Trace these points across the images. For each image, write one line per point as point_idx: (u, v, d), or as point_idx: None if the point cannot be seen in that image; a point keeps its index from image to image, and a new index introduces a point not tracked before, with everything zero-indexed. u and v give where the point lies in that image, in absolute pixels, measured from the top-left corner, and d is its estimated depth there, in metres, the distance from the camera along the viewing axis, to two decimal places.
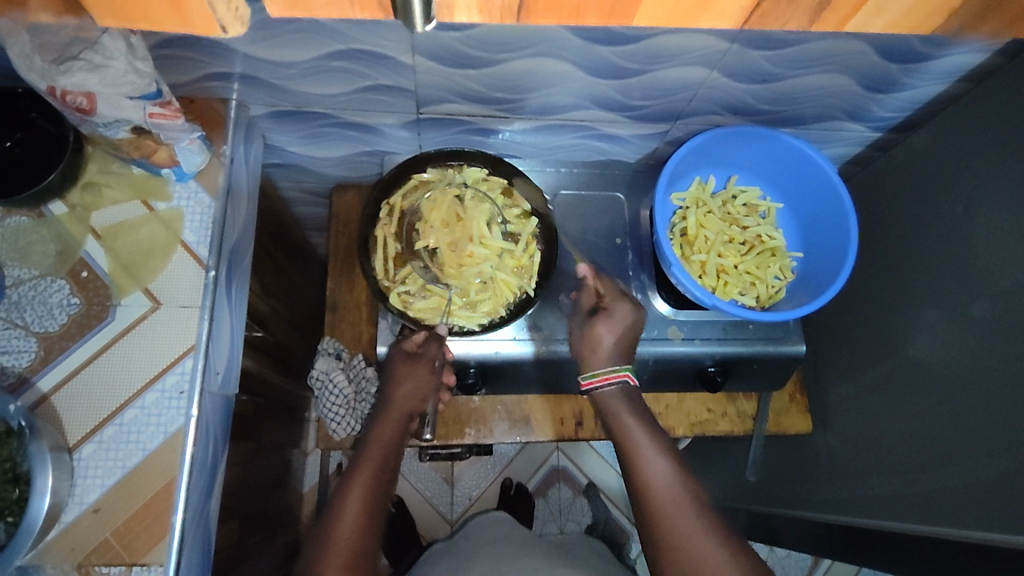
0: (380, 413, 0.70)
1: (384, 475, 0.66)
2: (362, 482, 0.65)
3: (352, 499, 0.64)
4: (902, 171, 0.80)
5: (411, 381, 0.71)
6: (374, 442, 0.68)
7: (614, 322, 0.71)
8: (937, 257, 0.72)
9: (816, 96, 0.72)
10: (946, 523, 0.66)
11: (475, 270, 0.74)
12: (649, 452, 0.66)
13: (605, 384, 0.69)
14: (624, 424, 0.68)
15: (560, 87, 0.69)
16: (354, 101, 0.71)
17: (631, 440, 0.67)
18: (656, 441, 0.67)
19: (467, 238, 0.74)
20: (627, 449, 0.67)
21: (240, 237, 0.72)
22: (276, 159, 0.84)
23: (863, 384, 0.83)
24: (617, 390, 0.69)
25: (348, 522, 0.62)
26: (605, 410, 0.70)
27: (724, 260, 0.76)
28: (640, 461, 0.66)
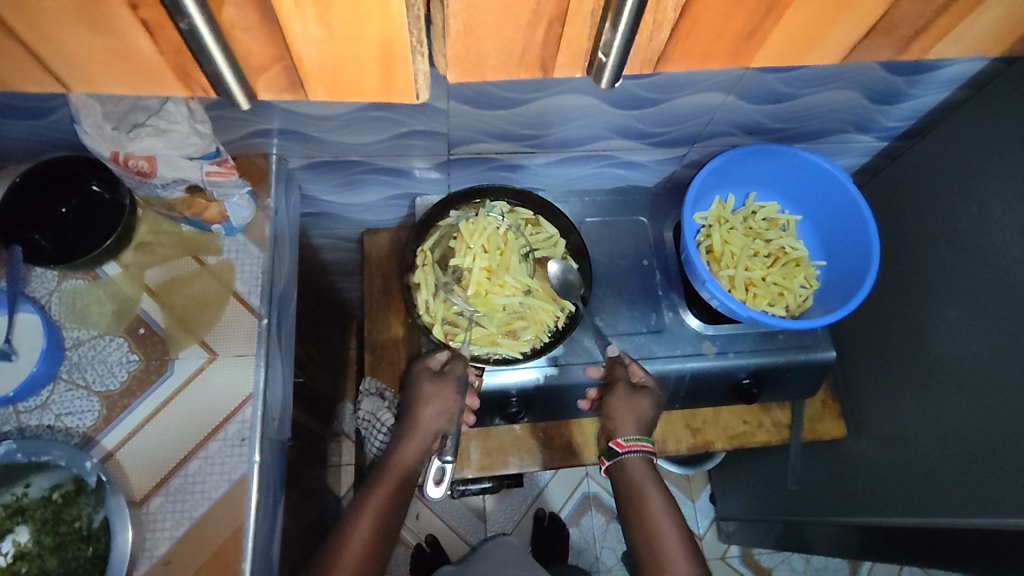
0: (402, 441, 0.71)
1: (398, 499, 0.68)
2: (375, 506, 0.66)
3: (364, 520, 0.65)
4: (911, 178, 0.83)
5: (437, 404, 0.72)
6: (392, 467, 0.69)
7: (641, 400, 0.75)
8: (955, 256, 0.75)
9: (826, 113, 0.76)
10: (986, 513, 0.67)
11: (505, 299, 0.74)
12: (664, 523, 0.70)
13: (640, 454, 0.74)
14: (640, 488, 0.72)
15: (584, 121, 0.73)
16: (388, 147, 0.74)
17: (648, 510, 0.70)
18: (671, 513, 0.71)
19: (504, 268, 0.75)
20: (641, 517, 0.70)
21: (286, 285, 0.74)
22: (310, 207, 0.87)
23: (893, 385, 0.85)
24: (650, 464, 0.74)
25: (356, 546, 0.64)
26: (620, 472, 0.74)
27: (752, 273, 0.79)
28: (656, 533, 0.69)
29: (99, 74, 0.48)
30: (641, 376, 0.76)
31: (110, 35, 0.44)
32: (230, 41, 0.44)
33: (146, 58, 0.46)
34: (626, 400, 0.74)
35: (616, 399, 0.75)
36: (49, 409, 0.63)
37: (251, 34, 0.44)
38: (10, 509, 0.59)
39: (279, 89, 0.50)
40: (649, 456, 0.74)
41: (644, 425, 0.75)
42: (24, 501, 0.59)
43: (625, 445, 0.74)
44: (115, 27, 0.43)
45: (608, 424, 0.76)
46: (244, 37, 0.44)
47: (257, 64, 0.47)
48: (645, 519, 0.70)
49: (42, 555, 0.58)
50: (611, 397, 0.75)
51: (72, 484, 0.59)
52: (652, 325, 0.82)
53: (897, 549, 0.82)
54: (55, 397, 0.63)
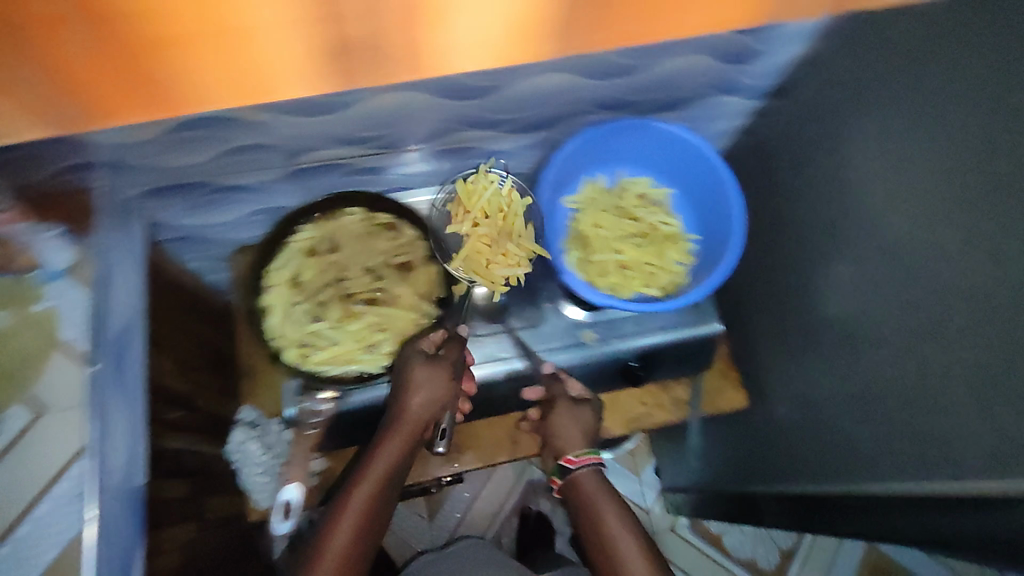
0: (371, 446, 0.66)
1: (380, 500, 0.64)
2: (348, 516, 0.62)
3: (340, 532, 0.61)
4: (781, 135, 0.79)
5: (428, 390, 0.65)
6: (375, 466, 0.64)
7: (581, 411, 0.75)
8: (822, 215, 0.71)
9: (681, 79, 0.72)
10: (865, 480, 0.65)
11: (363, 320, 0.71)
12: (623, 536, 0.68)
13: (590, 467, 0.73)
14: (594, 505, 0.70)
15: (422, 115, 0.69)
16: (223, 165, 0.70)
17: (603, 526, 0.69)
18: (629, 526, 0.69)
19: (359, 290, 0.73)
20: (599, 537, 0.69)
21: (129, 323, 0.69)
22: (170, 234, 0.83)
23: (784, 353, 0.82)
24: (601, 476, 0.73)
25: (330, 562, 0.60)
26: (575, 492, 0.73)
27: (622, 255, 0.75)
28: (615, 548, 0.68)
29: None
30: (579, 389, 0.76)
31: None
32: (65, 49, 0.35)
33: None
34: (568, 413, 0.74)
35: (559, 413, 0.74)
36: None
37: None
38: None
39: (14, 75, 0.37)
40: (600, 467, 0.74)
41: (590, 435, 0.75)
42: None
43: (578, 459, 0.73)
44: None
45: (555, 442, 0.75)
46: None
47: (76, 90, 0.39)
48: (604, 537, 0.69)
49: None
50: (554, 413, 0.74)
51: None
52: (529, 320, 0.79)
53: (794, 517, 0.81)
54: None
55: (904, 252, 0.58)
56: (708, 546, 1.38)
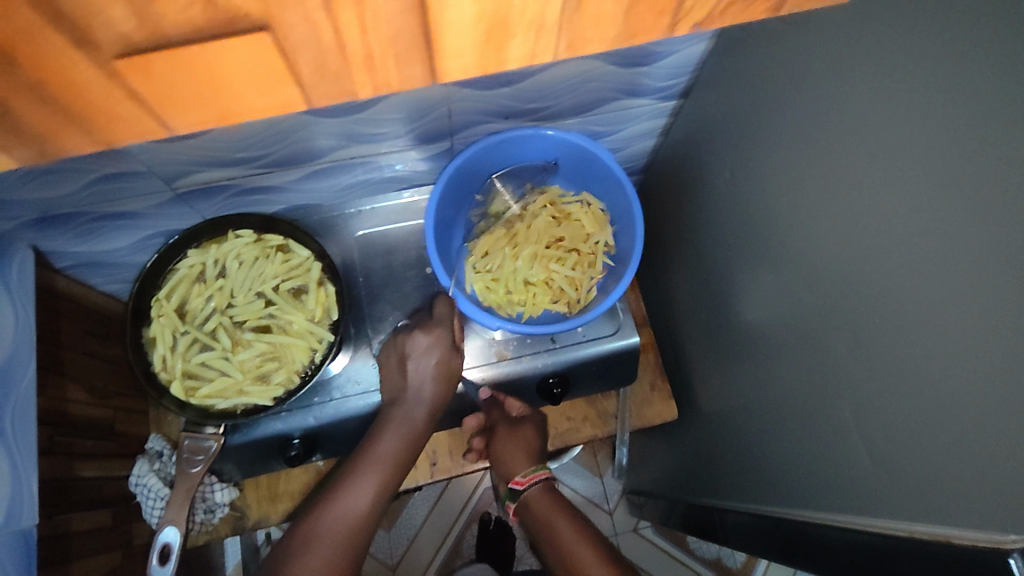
0: (366, 449, 0.69)
1: (391, 470, 0.69)
2: (362, 479, 0.67)
3: (351, 495, 0.66)
4: (693, 138, 0.76)
5: (430, 367, 0.71)
6: (385, 438, 0.69)
7: (521, 436, 0.77)
8: (729, 224, 0.68)
9: (578, 85, 0.68)
10: (782, 502, 0.62)
11: (254, 348, 0.69)
12: (581, 548, 0.67)
13: (539, 485, 0.74)
14: (547, 520, 0.71)
15: (300, 134, 0.65)
16: (96, 193, 0.67)
17: (560, 538, 0.69)
18: (585, 536, 0.68)
19: (250, 317, 0.70)
20: (558, 550, 0.68)
21: (9, 360, 0.66)
22: (67, 262, 0.80)
23: (706, 364, 0.79)
24: (553, 493, 0.74)
25: (339, 518, 0.65)
26: (534, 510, 0.73)
27: (522, 273, 0.72)
28: (572, 556, 0.67)
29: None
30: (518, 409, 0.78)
31: None
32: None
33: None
34: (508, 437, 0.76)
35: (500, 439, 0.76)
36: None
37: None
38: None
39: None
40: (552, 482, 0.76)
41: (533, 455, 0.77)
42: None
43: (524, 479, 0.75)
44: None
45: (502, 468, 0.77)
46: None
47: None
48: (561, 547, 0.68)
49: None
50: (495, 441, 0.76)
51: None
52: None
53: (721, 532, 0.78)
54: None
55: (798, 271, 0.54)
56: (672, 545, 1.36)
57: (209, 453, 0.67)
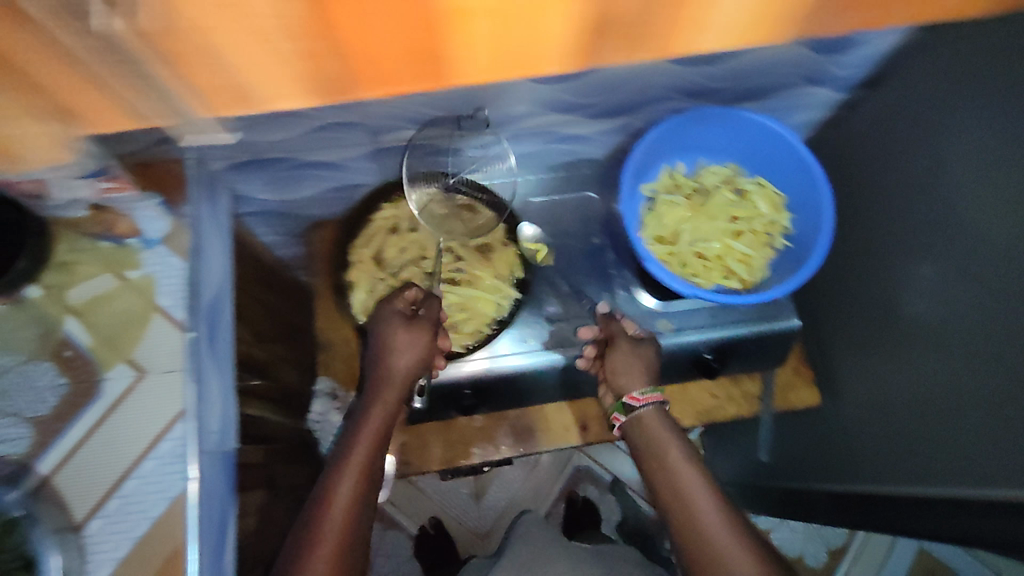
0: (346, 445, 0.64)
1: (375, 461, 0.64)
2: (354, 468, 0.61)
3: (345, 485, 0.60)
4: (871, 130, 0.77)
5: (412, 352, 0.68)
6: (370, 419, 0.65)
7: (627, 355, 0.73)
8: (915, 214, 0.70)
9: (770, 68, 0.70)
10: (936, 484, 0.64)
11: (448, 298, 0.76)
12: (687, 472, 0.64)
13: (654, 404, 0.70)
14: (662, 443, 0.67)
15: (508, 98, 0.67)
16: (309, 140, 0.70)
17: (667, 463, 0.65)
18: (696, 465, 0.65)
19: (442, 271, 0.78)
20: (665, 475, 0.65)
21: (220, 292, 0.71)
22: (249, 208, 0.84)
23: (862, 350, 0.81)
24: (664, 412, 0.70)
25: (341, 510, 0.59)
26: (637, 430, 0.70)
27: (698, 246, 0.74)
28: (678, 480, 0.64)
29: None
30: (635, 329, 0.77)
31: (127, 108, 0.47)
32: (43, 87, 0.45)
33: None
34: (628, 351, 0.73)
35: (617, 352, 0.73)
36: None
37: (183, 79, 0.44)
38: None
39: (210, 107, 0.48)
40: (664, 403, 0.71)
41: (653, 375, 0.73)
42: None
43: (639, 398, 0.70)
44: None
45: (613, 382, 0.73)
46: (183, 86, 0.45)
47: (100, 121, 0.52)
48: (669, 473, 0.65)
49: None
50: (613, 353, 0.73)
51: None
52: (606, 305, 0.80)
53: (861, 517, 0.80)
54: None
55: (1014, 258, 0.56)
56: None
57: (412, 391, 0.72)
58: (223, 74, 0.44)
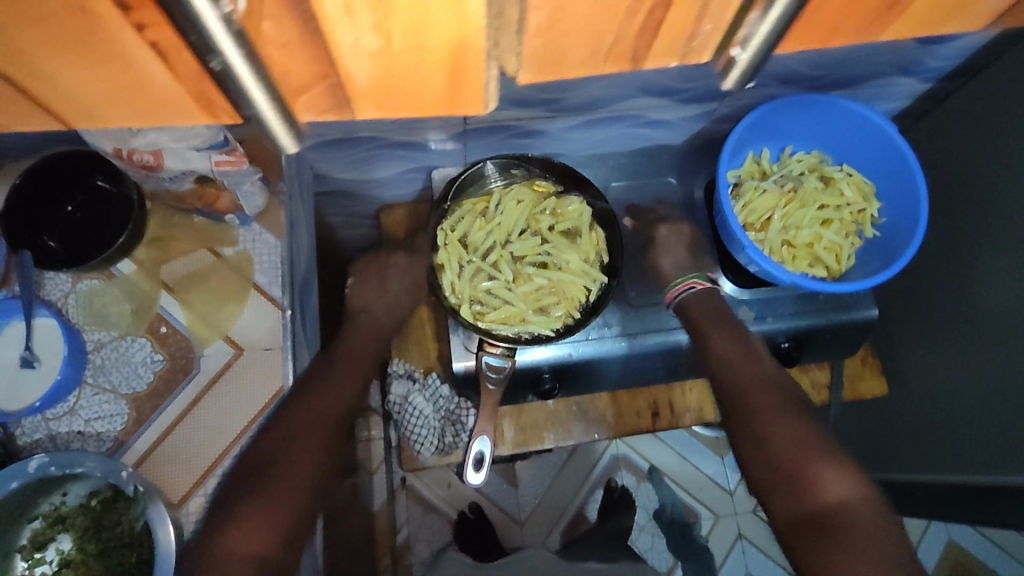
0: (312, 373, 0.64)
1: (345, 383, 0.64)
2: (318, 387, 0.62)
3: (302, 403, 0.60)
4: (961, 122, 0.77)
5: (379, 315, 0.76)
6: (331, 357, 0.67)
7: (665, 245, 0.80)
8: (1012, 206, 0.70)
9: (870, 56, 0.70)
10: None
11: (535, 281, 0.74)
12: (727, 352, 0.71)
13: (693, 292, 0.75)
14: (705, 329, 0.73)
15: (610, 82, 0.66)
16: (402, 120, 0.68)
17: (709, 348, 0.72)
18: (738, 347, 0.72)
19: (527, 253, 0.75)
20: (708, 357, 0.72)
21: (307, 271, 0.72)
22: (323, 187, 0.83)
23: (937, 342, 0.81)
24: (707, 301, 0.75)
25: (299, 422, 0.58)
26: (687, 317, 0.75)
27: (789, 233, 0.74)
28: (719, 358, 0.71)
29: (114, 112, 0.47)
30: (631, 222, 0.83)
31: (122, 66, 0.42)
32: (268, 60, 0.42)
33: (163, 86, 0.45)
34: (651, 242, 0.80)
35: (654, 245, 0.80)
36: (77, 415, 0.62)
37: (285, 49, 0.43)
38: (50, 518, 0.59)
39: (324, 110, 0.52)
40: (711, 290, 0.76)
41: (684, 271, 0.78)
42: (64, 510, 0.60)
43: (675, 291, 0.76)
44: (121, 53, 0.40)
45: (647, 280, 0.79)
46: (280, 54, 0.43)
47: (297, 86, 0.48)
48: (712, 354, 0.72)
49: (88, 562, 0.59)
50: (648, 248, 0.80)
51: (109, 491, 0.59)
52: None
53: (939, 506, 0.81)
54: (82, 402, 0.62)
55: None
56: None
57: (506, 373, 0.71)
58: (304, 55, 0.44)
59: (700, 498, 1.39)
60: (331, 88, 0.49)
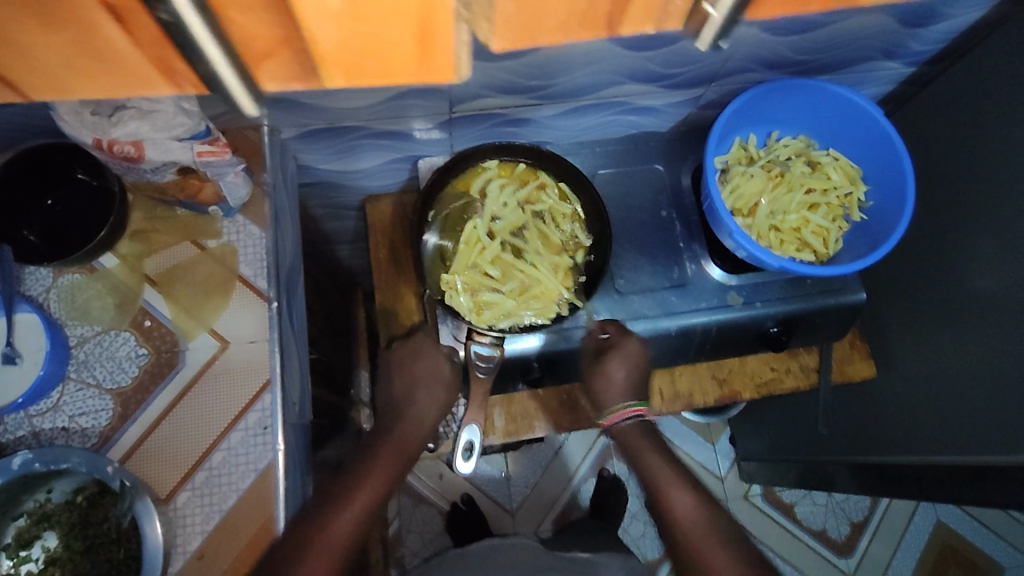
0: (375, 443, 0.67)
1: (387, 485, 0.62)
2: (371, 484, 0.60)
3: (350, 499, 0.58)
4: (942, 105, 0.78)
5: (429, 384, 0.72)
6: (383, 449, 0.65)
7: (621, 359, 0.73)
8: (993, 187, 0.70)
9: (853, 40, 0.70)
10: None
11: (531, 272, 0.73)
12: (671, 482, 0.68)
13: (632, 419, 0.73)
14: (641, 452, 0.71)
15: (595, 67, 0.66)
16: (387, 109, 0.68)
17: (652, 473, 0.69)
18: (680, 475, 0.69)
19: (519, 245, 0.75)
20: (650, 480, 0.69)
21: (292, 263, 0.71)
22: (308, 178, 0.82)
23: (923, 324, 0.82)
24: (644, 425, 0.73)
25: (342, 524, 0.56)
26: (624, 445, 0.73)
27: (776, 218, 0.75)
28: (657, 482, 0.69)
29: (82, 81, 0.34)
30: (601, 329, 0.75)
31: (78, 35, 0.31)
32: (223, 24, 0.31)
33: (123, 51, 0.32)
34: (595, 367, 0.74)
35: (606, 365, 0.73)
36: (61, 411, 0.61)
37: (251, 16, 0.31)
38: (36, 516, 0.59)
39: (291, 79, 0.37)
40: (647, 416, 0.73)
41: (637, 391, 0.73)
42: (49, 507, 0.59)
43: (612, 416, 0.73)
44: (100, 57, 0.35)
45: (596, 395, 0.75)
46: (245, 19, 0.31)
47: (259, 51, 0.34)
48: (652, 479, 0.69)
49: (74, 559, 0.58)
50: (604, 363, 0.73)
51: (95, 487, 0.59)
52: (675, 279, 0.79)
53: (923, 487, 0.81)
54: (66, 398, 0.61)
55: None
56: (780, 514, 1.39)
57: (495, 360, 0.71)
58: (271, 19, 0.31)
59: None
60: (300, 53, 0.34)
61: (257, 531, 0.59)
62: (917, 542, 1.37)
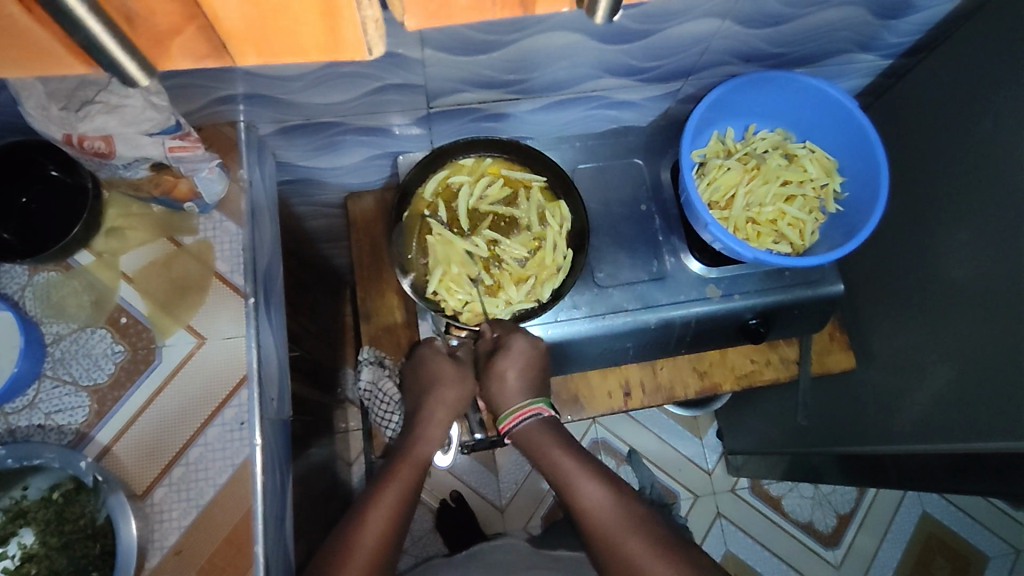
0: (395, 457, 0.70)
1: (411, 491, 0.68)
2: (391, 494, 0.66)
3: (376, 511, 0.64)
4: (919, 98, 0.78)
5: (448, 388, 0.74)
6: (409, 455, 0.70)
7: (508, 367, 0.71)
8: (968, 178, 0.71)
9: (827, 32, 0.70)
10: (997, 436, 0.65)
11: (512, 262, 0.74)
12: (581, 479, 0.68)
13: (532, 418, 0.71)
14: (548, 449, 0.70)
15: (570, 61, 0.66)
16: (364, 104, 0.68)
17: (559, 469, 0.69)
18: (592, 471, 0.69)
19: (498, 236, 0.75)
20: (559, 480, 0.69)
21: (270, 259, 0.71)
22: (288, 175, 0.82)
23: (900, 315, 0.82)
24: (546, 422, 0.72)
25: (373, 530, 0.63)
26: (528, 444, 0.72)
27: (753, 211, 0.75)
28: (570, 487, 0.68)
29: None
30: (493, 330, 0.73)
31: None
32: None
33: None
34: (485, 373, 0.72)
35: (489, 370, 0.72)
36: (37, 408, 0.61)
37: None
38: (12, 513, 0.58)
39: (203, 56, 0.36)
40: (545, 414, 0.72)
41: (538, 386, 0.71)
42: (25, 504, 0.59)
43: (512, 417, 0.72)
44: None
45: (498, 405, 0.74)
46: None
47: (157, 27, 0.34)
48: (562, 480, 0.68)
49: (50, 556, 0.58)
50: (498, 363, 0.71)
51: (70, 483, 0.59)
52: (654, 273, 0.80)
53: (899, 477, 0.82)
54: (42, 395, 0.61)
55: None
56: (768, 508, 1.39)
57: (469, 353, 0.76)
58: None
59: (677, 479, 1.40)
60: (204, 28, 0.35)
61: (234, 526, 0.59)
62: (903, 533, 1.37)
